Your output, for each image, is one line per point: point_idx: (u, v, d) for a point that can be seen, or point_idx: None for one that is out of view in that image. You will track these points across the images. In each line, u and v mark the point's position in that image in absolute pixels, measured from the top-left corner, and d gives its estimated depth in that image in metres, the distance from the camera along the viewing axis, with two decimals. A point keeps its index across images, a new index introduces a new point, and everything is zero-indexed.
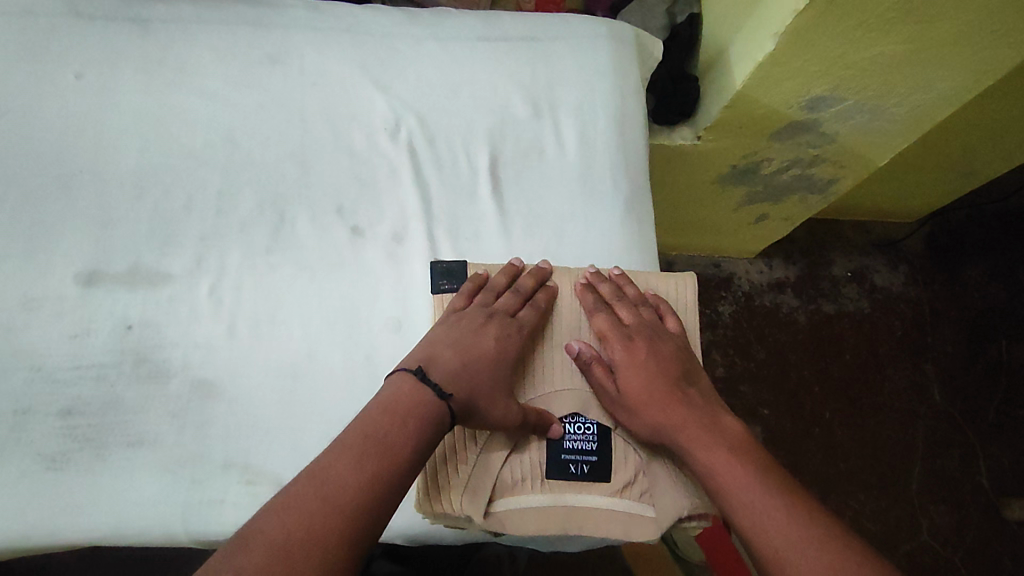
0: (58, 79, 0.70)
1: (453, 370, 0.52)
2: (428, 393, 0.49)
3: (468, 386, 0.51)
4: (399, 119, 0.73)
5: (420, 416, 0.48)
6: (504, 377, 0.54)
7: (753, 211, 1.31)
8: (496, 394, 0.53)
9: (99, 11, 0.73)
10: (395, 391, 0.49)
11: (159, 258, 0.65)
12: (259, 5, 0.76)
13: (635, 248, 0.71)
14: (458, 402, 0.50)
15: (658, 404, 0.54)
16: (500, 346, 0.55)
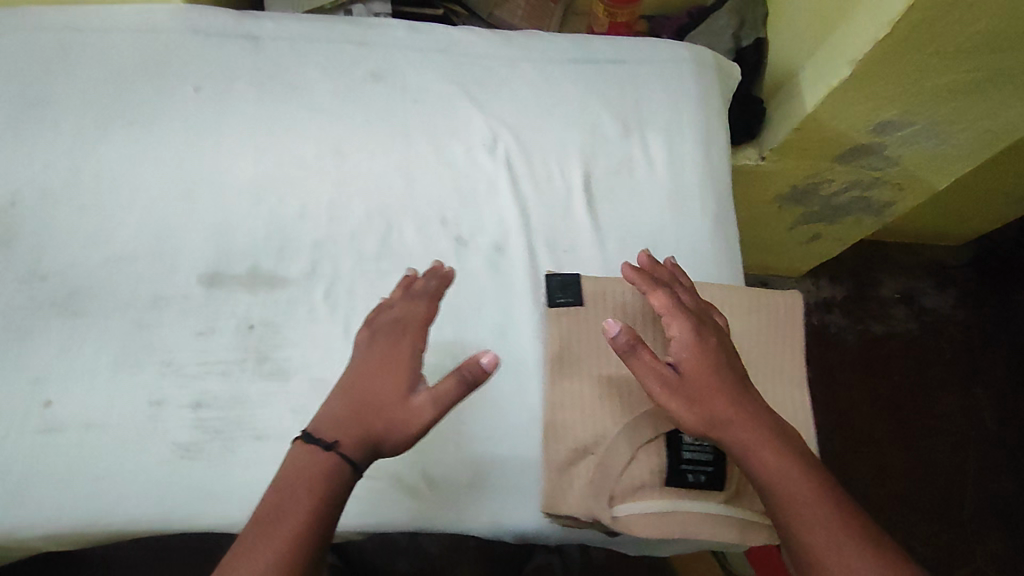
0: (179, 92, 0.74)
1: (338, 420, 0.55)
2: (315, 452, 0.53)
3: (356, 421, 0.54)
4: (496, 136, 0.76)
5: (309, 489, 0.51)
6: (395, 379, 0.56)
7: (807, 231, 1.34)
8: (385, 411, 0.54)
9: (214, 27, 0.77)
10: (288, 472, 0.52)
11: (276, 263, 0.69)
12: (361, 26, 0.80)
13: (724, 263, 0.74)
14: (350, 447, 0.53)
15: (718, 395, 0.54)
16: (381, 368, 0.57)
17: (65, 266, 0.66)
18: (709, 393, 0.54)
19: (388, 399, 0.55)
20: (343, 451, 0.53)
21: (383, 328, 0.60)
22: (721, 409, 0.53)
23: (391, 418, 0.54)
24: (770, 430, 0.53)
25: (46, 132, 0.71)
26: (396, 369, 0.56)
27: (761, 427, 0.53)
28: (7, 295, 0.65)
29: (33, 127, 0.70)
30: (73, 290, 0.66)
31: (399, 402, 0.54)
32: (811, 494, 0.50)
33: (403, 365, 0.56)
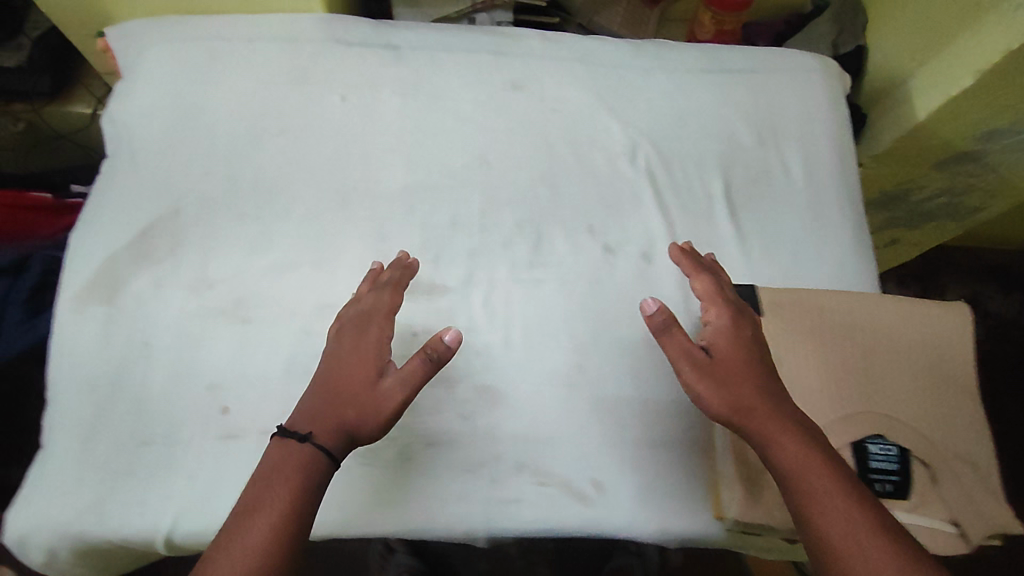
0: (327, 101, 0.74)
1: (313, 413, 0.55)
2: (291, 445, 0.53)
3: (340, 410, 0.55)
4: (635, 146, 0.76)
5: (287, 481, 0.51)
6: (365, 367, 0.57)
7: (886, 235, 1.35)
8: (359, 400, 0.55)
9: (355, 36, 0.78)
10: (268, 465, 0.52)
11: (433, 272, 0.69)
12: (497, 35, 0.80)
13: (865, 274, 0.74)
14: (324, 437, 0.53)
15: (746, 383, 0.54)
16: (357, 358, 0.58)
17: (230, 276, 0.67)
18: (733, 379, 0.54)
19: (359, 387, 0.56)
20: (320, 442, 0.53)
21: (348, 322, 0.61)
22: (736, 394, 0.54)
23: (361, 404, 0.55)
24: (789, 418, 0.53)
25: (203, 142, 0.72)
26: (371, 358, 0.58)
27: (785, 419, 0.52)
28: (178, 304, 0.66)
29: (191, 137, 0.72)
30: (240, 299, 0.66)
31: (368, 388, 0.56)
32: (831, 487, 0.48)
33: (372, 353, 0.58)
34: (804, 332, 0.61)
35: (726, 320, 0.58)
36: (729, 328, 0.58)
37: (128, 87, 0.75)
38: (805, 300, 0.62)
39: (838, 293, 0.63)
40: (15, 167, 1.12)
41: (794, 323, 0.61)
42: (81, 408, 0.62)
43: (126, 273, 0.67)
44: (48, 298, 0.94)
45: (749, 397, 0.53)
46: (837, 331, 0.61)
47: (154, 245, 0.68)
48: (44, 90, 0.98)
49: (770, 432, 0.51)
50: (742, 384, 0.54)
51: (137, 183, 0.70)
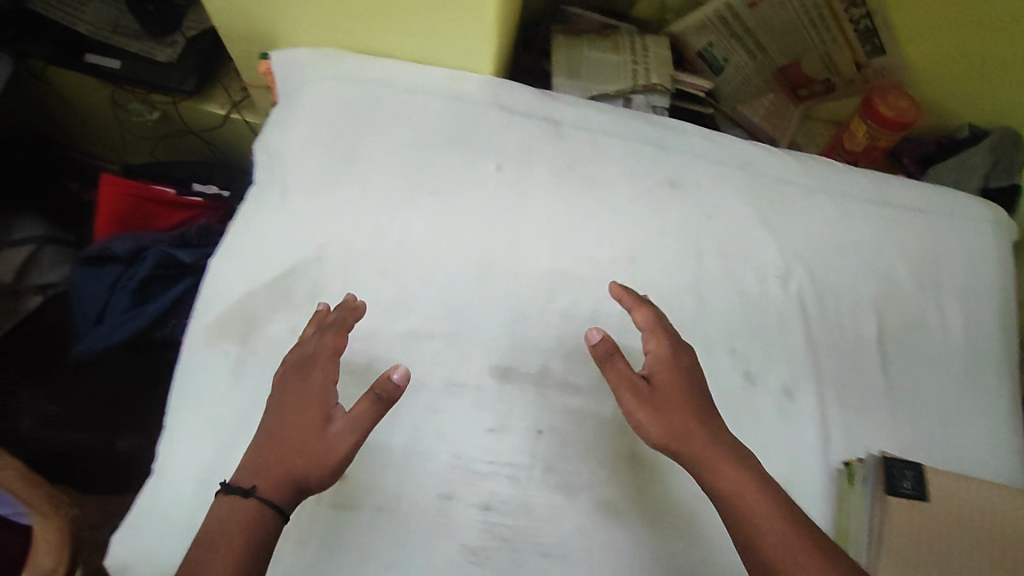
0: (482, 169, 0.73)
1: (259, 464, 0.53)
2: (233, 501, 0.51)
3: (286, 457, 0.53)
4: (790, 271, 0.71)
5: (237, 541, 0.49)
6: (314, 411, 0.54)
7: None
8: (305, 445, 0.53)
9: (518, 104, 0.76)
10: (210, 525, 0.50)
11: (567, 370, 0.66)
12: (660, 126, 0.77)
13: (1015, 458, 0.68)
14: (268, 489, 0.52)
15: (685, 411, 0.55)
16: (303, 398, 0.55)
17: (363, 336, 0.65)
18: (673, 412, 0.55)
19: (304, 437, 0.53)
20: (264, 496, 0.51)
21: (292, 366, 0.58)
22: (679, 423, 0.54)
23: (309, 453, 0.53)
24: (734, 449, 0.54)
25: (355, 189, 0.70)
26: (320, 400, 0.55)
27: (724, 446, 0.54)
28: None
29: (342, 183, 0.71)
30: (369, 361, 0.64)
31: (315, 436, 0.53)
32: (775, 532, 0.49)
33: (315, 400, 0.55)
34: (957, 525, 0.58)
35: (672, 367, 0.57)
36: (677, 371, 0.57)
37: (287, 120, 0.75)
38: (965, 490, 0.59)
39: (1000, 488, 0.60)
40: (150, 158, 1.17)
41: (950, 512, 0.58)
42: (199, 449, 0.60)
43: (260, 313, 0.65)
44: (157, 291, 0.95)
45: (699, 436, 0.54)
46: (995, 533, 0.58)
47: (293, 289, 0.66)
48: (187, 89, 0.98)
49: (716, 463, 0.53)
50: (685, 417, 0.55)
51: (283, 221, 0.69)
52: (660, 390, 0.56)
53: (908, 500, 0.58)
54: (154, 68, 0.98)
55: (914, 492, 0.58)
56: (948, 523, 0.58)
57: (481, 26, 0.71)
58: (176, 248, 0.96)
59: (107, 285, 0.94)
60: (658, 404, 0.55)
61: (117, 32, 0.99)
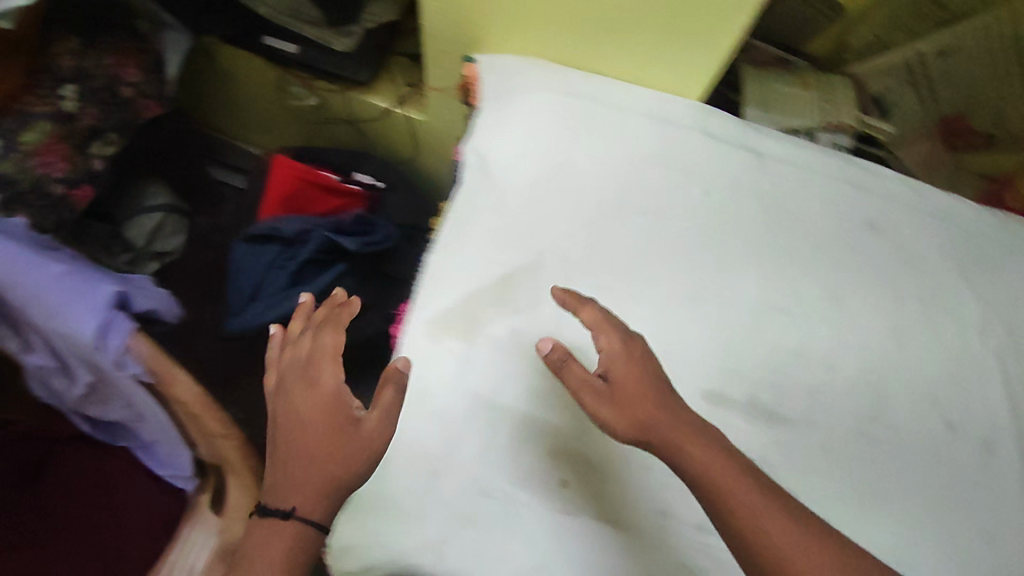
0: (689, 192, 0.74)
1: (293, 484, 0.52)
2: (273, 525, 0.51)
3: (313, 472, 0.53)
4: (990, 327, 0.73)
5: (285, 561, 0.50)
6: (332, 420, 0.55)
7: None
8: (348, 449, 0.54)
9: (724, 132, 0.77)
10: (252, 553, 0.50)
11: (774, 400, 0.68)
12: (859, 168, 0.78)
13: None
14: (308, 508, 0.52)
15: (643, 396, 0.52)
16: (337, 394, 0.56)
17: (580, 346, 0.67)
18: (634, 404, 0.52)
19: (331, 440, 0.54)
20: (305, 517, 0.52)
21: (290, 375, 0.58)
22: (664, 423, 0.51)
23: (347, 456, 0.54)
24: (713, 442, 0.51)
25: (568, 198, 0.72)
26: (336, 403, 0.55)
27: (722, 446, 0.51)
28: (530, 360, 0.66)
29: (557, 194, 0.72)
30: (587, 369, 0.66)
31: (350, 437, 0.54)
32: (802, 539, 0.47)
33: (332, 407, 0.55)
34: None
35: (623, 360, 0.54)
36: (611, 361, 0.54)
37: (496, 124, 0.76)
38: None
39: None
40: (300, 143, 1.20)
41: None
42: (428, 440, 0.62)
43: (482, 314, 0.67)
44: (312, 274, 0.98)
45: (666, 424, 0.51)
46: None
47: (514, 292, 0.67)
48: (361, 79, 1.00)
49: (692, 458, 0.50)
50: (653, 406, 0.52)
51: (500, 225, 0.70)
52: (620, 381, 0.53)
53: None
54: (332, 57, 0.99)
55: None
56: None
57: (710, 53, 0.72)
58: (337, 234, 0.98)
59: (265, 263, 0.96)
60: (615, 397, 0.53)
61: (297, 17, 0.99)
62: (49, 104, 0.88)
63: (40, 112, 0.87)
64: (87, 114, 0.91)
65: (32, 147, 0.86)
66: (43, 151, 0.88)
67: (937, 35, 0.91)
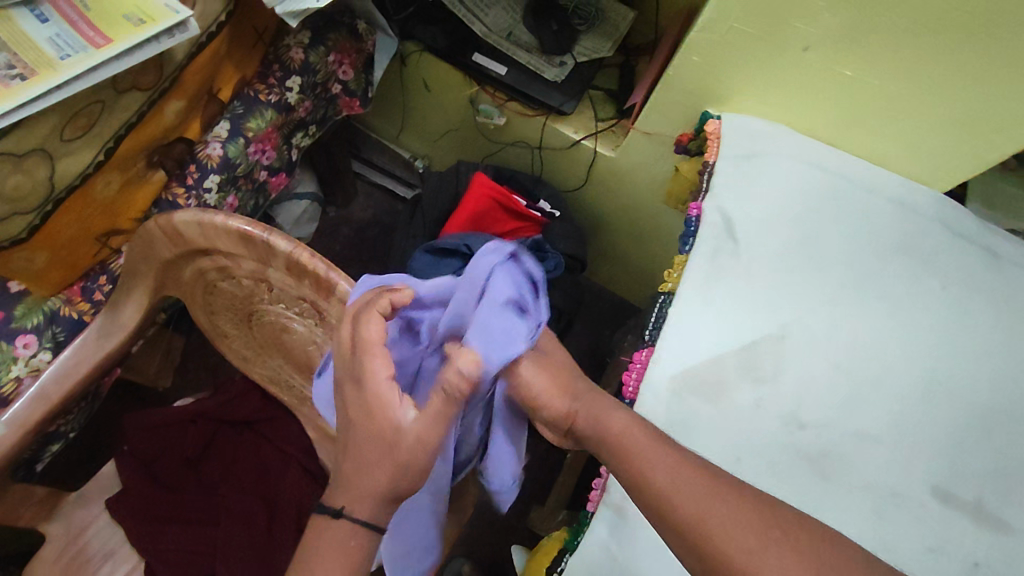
0: (928, 284, 0.73)
1: (340, 485, 0.47)
2: (323, 523, 0.47)
3: (364, 478, 0.46)
4: None
5: (335, 559, 0.46)
6: (380, 421, 0.46)
7: None
8: (360, 440, 0.46)
9: (964, 229, 0.77)
10: (312, 551, 0.46)
11: (1003, 508, 0.63)
12: None
13: None
14: (359, 510, 0.46)
15: (563, 390, 0.52)
16: (374, 399, 0.45)
17: (821, 425, 0.66)
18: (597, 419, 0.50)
19: (373, 447, 0.46)
20: (355, 519, 0.46)
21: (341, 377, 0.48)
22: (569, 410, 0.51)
23: (387, 466, 0.46)
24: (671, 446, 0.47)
25: (814, 273, 0.72)
26: (375, 402, 0.45)
27: (631, 418, 0.50)
28: (769, 433, 0.66)
29: (803, 267, 0.72)
30: (826, 451, 0.65)
31: (385, 444, 0.45)
32: (713, 510, 0.42)
33: (368, 412, 0.46)
34: None
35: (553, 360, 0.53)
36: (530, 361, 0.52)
37: (743, 186, 0.77)
38: None
39: None
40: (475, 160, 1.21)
41: None
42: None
43: (727, 378, 0.68)
44: None
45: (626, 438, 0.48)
46: None
47: (760, 362, 0.68)
48: (564, 110, 1.01)
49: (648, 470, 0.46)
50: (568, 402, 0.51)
51: (745, 289, 0.71)
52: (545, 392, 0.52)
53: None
54: (539, 83, 1.01)
55: None
56: None
57: (980, 152, 0.74)
58: None
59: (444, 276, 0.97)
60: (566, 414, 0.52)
61: (509, 39, 1.01)
62: (276, 93, 0.88)
63: (267, 100, 0.87)
64: (302, 106, 0.93)
65: (255, 134, 0.86)
66: (262, 140, 0.88)
67: None
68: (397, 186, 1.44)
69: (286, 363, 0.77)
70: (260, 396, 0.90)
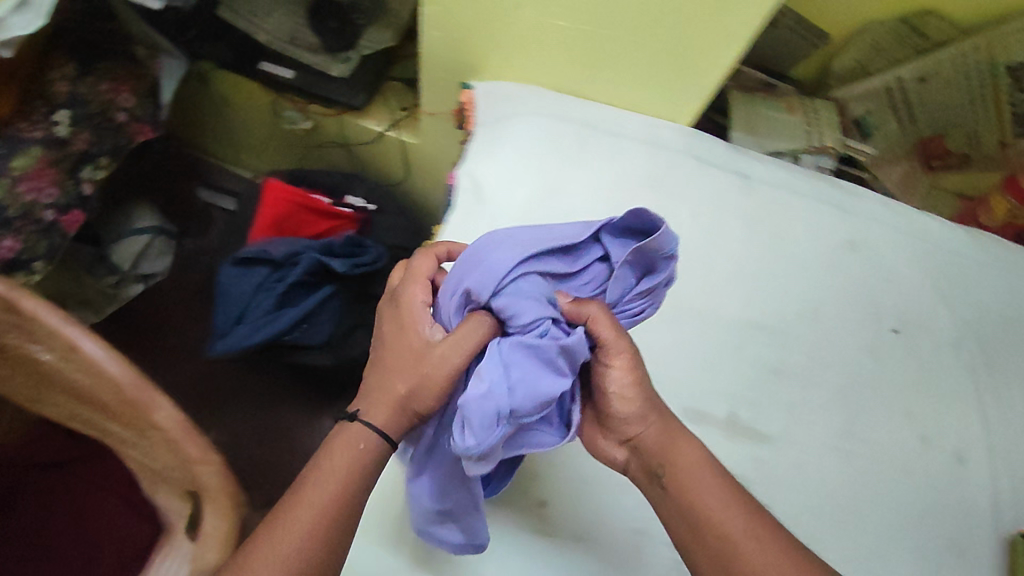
0: (676, 214, 0.76)
1: (365, 396, 0.55)
2: (342, 430, 0.53)
3: (384, 386, 0.53)
4: (961, 342, 0.76)
5: (343, 461, 0.51)
6: (409, 340, 0.53)
7: None
8: (393, 352, 0.54)
9: (712, 156, 0.79)
10: (326, 447, 0.52)
11: (752, 419, 0.68)
12: (838, 188, 0.81)
13: None
14: (374, 414, 0.53)
15: (647, 421, 0.55)
16: (417, 321, 0.54)
17: None
18: (671, 451, 0.55)
19: (405, 355, 0.53)
20: (368, 422, 0.53)
21: (388, 302, 0.57)
22: (647, 439, 0.55)
23: (406, 375, 0.52)
24: (738, 495, 0.53)
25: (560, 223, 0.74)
26: (416, 318, 0.54)
27: (707, 457, 0.55)
28: None
29: (548, 218, 0.74)
30: None
31: (415, 355, 0.52)
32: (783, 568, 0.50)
33: (406, 328, 0.54)
34: None
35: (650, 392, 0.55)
36: (640, 393, 0.54)
37: (491, 149, 0.77)
38: None
39: None
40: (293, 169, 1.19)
41: None
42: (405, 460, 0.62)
43: None
44: (298, 296, 0.99)
45: (703, 474, 0.54)
46: None
47: None
48: (353, 104, 1.01)
49: (727, 522, 0.52)
50: (649, 430, 0.55)
51: None
52: (639, 428, 0.55)
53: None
54: (326, 82, 1.01)
55: None
56: None
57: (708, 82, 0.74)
58: (327, 257, 0.99)
59: (253, 286, 0.97)
60: (659, 437, 0.55)
61: (296, 44, 1.00)
62: (42, 128, 0.87)
63: (33, 137, 0.87)
64: (80, 138, 0.91)
65: (21, 172, 0.85)
66: (34, 177, 0.87)
67: (914, 61, 0.91)
68: (221, 198, 1.41)
69: (63, 397, 0.72)
70: (65, 437, 0.87)
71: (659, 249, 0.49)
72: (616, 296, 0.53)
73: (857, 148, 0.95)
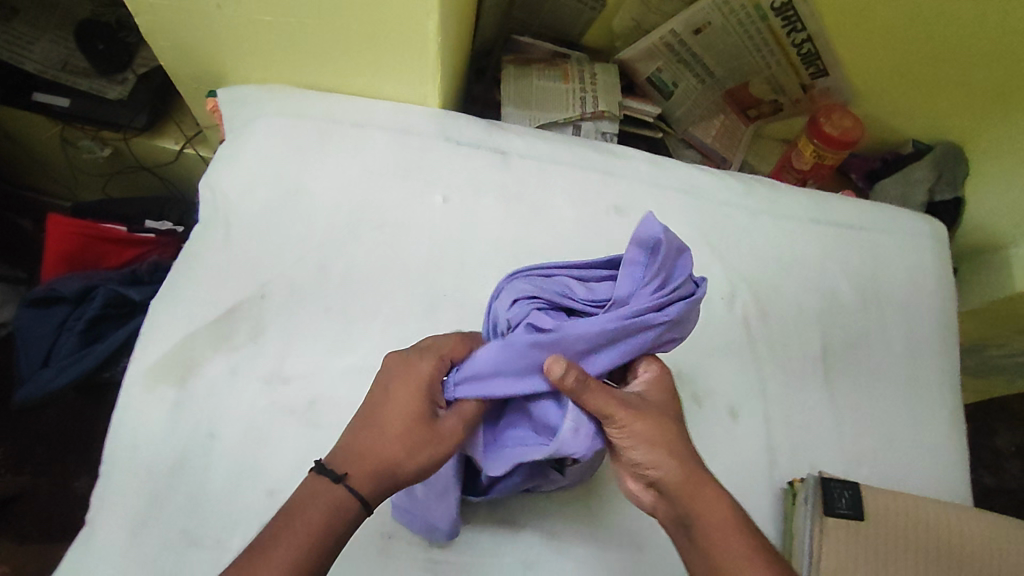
0: (428, 200, 0.73)
1: (352, 453, 0.49)
2: (316, 486, 0.48)
3: (381, 451, 0.49)
4: (734, 292, 0.74)
5: (322, 524, 0.46)
6: (412, 406, 0.50)
7: (977, 389, 1.23)
8: (396, 421, 0.50)
9: (465, 135, 0.77)
10: (299, 500, 0.47)
11: None
12: (604, 152, 0.79)
13: (943, 464, 0.72)
14: (361, 478, 0.48)
15: (674, 467, 0.50)
16: (428, 390, 0.51)
17: (308, 372, 0.66)
18: (695, 499, 0.49)
19: (409, 425, 0.50)
20: (354, 487, 0.48)
21: (393, 359, 0.53)
22: (672, 488, 0.50)
23: (408, 447, 0.49)
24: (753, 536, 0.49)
25: (301, 225, 0.71)
26: (429, 393, 0.51)
27: (724, 495, 0.50)
28: (250, 397, 0.64)
29: (287, 220, 0.71)
30: (312, 400, 0.65)
31: (424, 430, 0.50)
32: None
33: (419, 397, 0.50)
34: (878, 551, 0.61)
35: (666, 435, 0.50)
36: (642, 439, 0.50)
37: (229, 157, 0.74)
38: (887, 526, 0.61)
39: (917, 500, 0.63)
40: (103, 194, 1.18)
41: (872, 541, 0.61)
42: (122, 501, 0.60)
43: (202, 354, 0.66)
44: (106, 330, 0.94)
45: (721, 514, 0.49)
46: (906, 545, 0.61)
47: (235, 328, 0.67)
48: (138, 125, 0.96)
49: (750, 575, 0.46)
50: (682, 478, 0.49)
51: (226, 258, 0.69)
52: (665, 476, 0.50)
53: (843, 519, 0.61)
54: (104, 107, 0.95)
55: (849, 513, 0.61)
56: (872, 551, 0.61)
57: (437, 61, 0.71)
58: (126, 287, 0.95)
59: (53, 326, 0.93)
60: (688, 484, 0.49)
61: (67, 71, 0.95)
62: None
63: None
64: None
65: None
66: None
67: (686, 12, 0.87)
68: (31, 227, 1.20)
69: None
70: None
71: (642, 237, 0.50)
72: (626, 290, 0.51)
73: (639, 108, 0.95)
